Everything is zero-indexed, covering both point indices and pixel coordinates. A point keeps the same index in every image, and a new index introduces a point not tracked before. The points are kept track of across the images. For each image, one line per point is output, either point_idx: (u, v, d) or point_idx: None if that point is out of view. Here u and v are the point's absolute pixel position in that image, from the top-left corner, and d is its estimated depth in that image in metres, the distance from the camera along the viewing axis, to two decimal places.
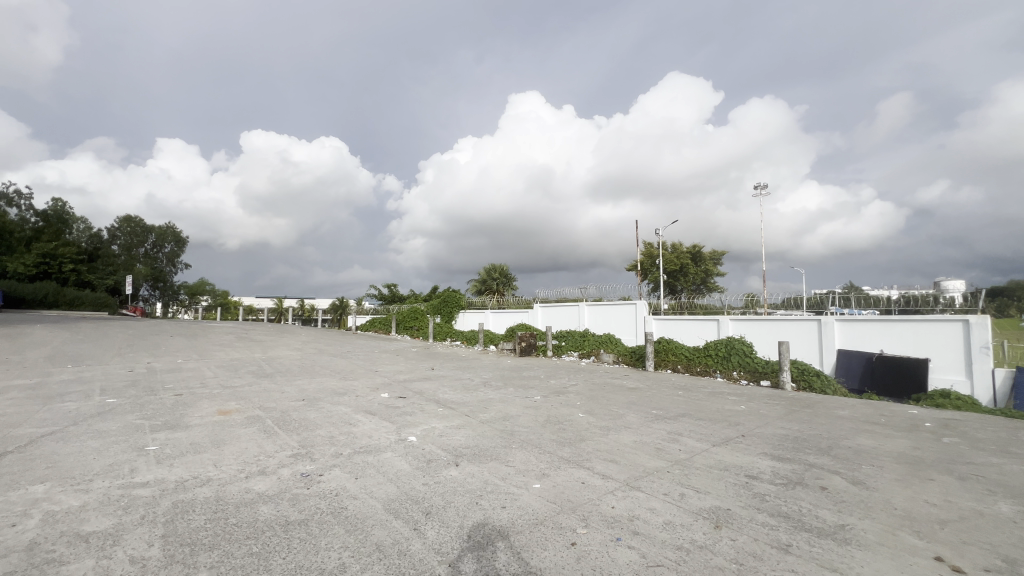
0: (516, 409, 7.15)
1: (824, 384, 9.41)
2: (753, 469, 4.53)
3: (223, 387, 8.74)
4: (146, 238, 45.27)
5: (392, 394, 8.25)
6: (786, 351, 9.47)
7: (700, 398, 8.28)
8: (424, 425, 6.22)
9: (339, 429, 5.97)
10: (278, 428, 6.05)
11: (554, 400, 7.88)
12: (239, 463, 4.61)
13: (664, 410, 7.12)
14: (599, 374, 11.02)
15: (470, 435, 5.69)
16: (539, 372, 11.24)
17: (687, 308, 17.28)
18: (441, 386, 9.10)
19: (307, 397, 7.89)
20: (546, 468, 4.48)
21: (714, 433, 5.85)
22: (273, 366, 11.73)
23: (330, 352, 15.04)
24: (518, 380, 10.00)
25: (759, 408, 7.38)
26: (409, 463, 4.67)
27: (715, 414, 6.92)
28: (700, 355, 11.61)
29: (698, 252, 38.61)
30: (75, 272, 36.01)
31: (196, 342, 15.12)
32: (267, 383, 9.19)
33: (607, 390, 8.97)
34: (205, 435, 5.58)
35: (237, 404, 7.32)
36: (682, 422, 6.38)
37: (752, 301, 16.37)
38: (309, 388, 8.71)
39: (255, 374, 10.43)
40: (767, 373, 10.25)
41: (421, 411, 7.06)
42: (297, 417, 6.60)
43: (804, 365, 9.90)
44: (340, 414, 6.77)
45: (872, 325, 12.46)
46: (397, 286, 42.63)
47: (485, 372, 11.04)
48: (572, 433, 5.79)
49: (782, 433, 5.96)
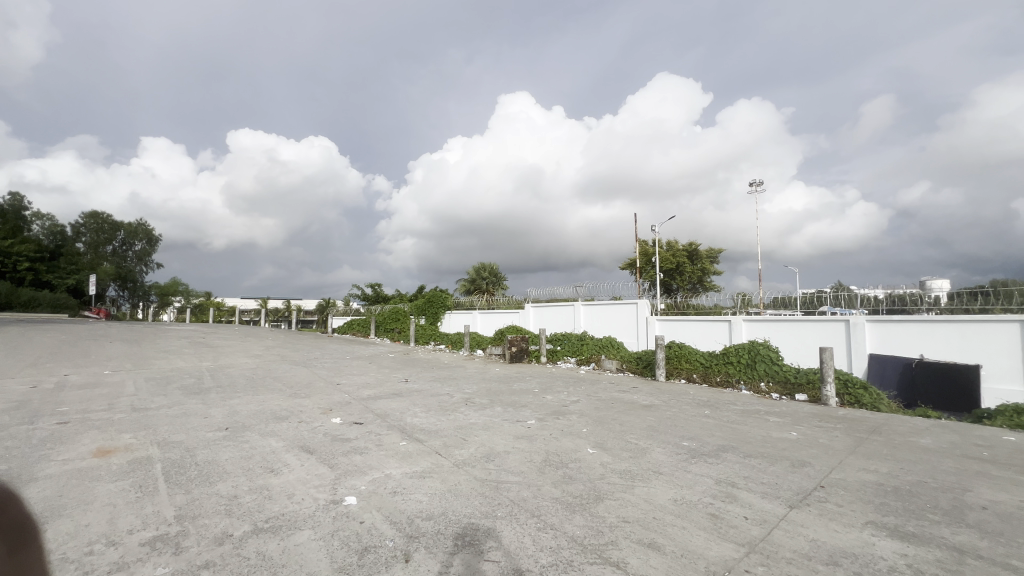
0: (504, 442, 5.41)
1: (875, 399, 7.79)
2: (879, 564, 2.84)
3: (132, 410, 6.87)
4: (114, 235, 42.65)
5: (345, 419, 6.47)
6: (828, 360, 7.92)
7: (735, 421, 6.62)
8: (375, 471, 4.46)
9: (250, 482, 4.18)
10: (164, 480, 4.24)
11: (554, 426, 6.15)
12: (48, 565, 2.81)
13: (698, 442, 5.44)
14: (603, 386, 9.33)
15: (437, 492, 3.94)
16: (533, 383, 9.52)
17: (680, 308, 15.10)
18: (412, 406, 7.32)
19: (233, 426, 6.07)
20: (552, 568, 2.76)
21: (783, 484, 4.16)
22: (217, 379, 9.86)
23: (293, 360, 13.13)
24: (508, 396, 8.27)
25: (817, 437, 5.74)
26: (330, 557, 2.92)
27: (767, 448, 5.23)
28: (718, 363, 10.04)
29: (695, 250, 37.26)
30: (32, 270, 33.43)
31: (137, 349, 13.13)
32: (193, 403, 7.34)
33: (618, 409, 7.28)
34: (41, 499, 3.75)
35: (131, 437, 5.48)
36: (729, 463, 4.70)
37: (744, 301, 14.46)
38: (242, 411, 6.88)
39: (188, 390, 8.57)
40: (802, 387, 8.63)
41: (378, 445, 5.30)
42: (202, 459, 4.79)
43: (848, 376, 8.30)
44: (263, 453, 4.96)
45: (909, 326, 10.91)
46: (381, 286, 40.73)
47: (469, 384, 9.29)
48: (582, 486, 4.07)
49: (872, 480, 4.30)
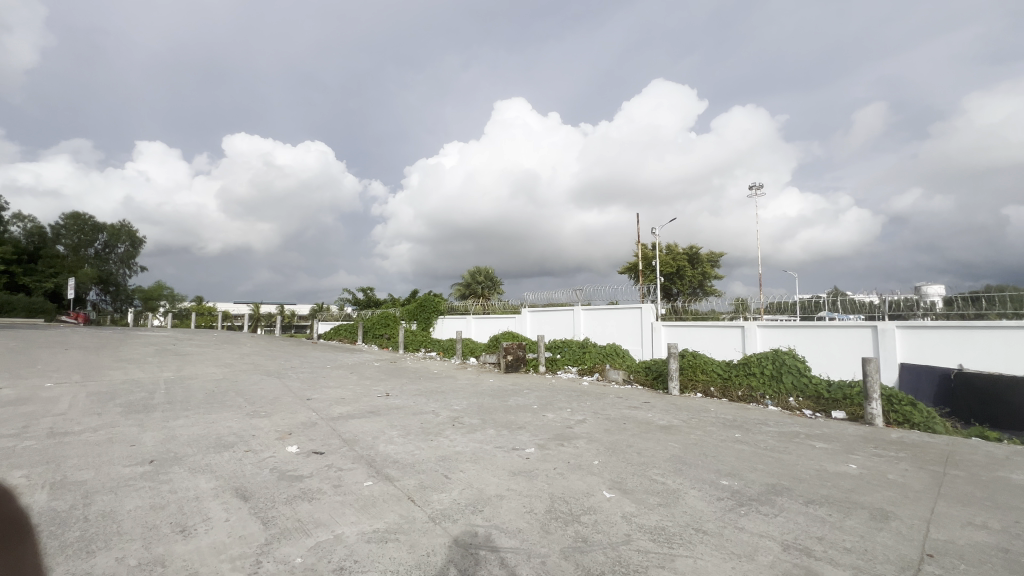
0: (497, 482, 4.28)
1: (928, 418, 6.69)
2: None
3: (47, 436, 5.67)
4: (97, 237, 41.29)
5: (304, 447, 5.32)
6: (873, 372, 6.86)
7: (775, 448, 5.53)
8: (322, 530, 3.32)
9: (146, 552, 3.04)
10: (27, 548, 3.07)
11: (558, 457, 5.03)
12: None
13: (741, 480, 4.33)
14: (611, 401, 8.22)
15: (401, 570, 2.80)
16: (530, 398, 8.40)
17: (682, 312, 13.95)
18: (389, 429, 6.18)
19: (160, 457, 4.90)
20: None
21: (873, 550, 3.06)
22: (172, 393, 8.66)
23: (266, 370, 11.93)
24: (503, 414, 7.14)
25: (884, 472, 4.64)
26: None
27: (829, 490, 4.13)
28: (739, 375, 8.99)
29: (696, 253, 36.33)
30: (7, 273, 31.99)
31: (93, 357, 11.88)
32: (127, 425, 6.17)
33: (632, 432, 6.17)
34: None
35: (21, 477, 4.29)
36: (789, 515, 3.60)
37: (743, 308, 13.09)
38: (182, 436, 5.69)
39: (130, 408, 7.36)
40: (839, 404, 7.58)
41: (336, 487, 4.15)
42: (97, 510, 3.62)
43: (892, 392, 7.23)
44: (182, 501, 3.80)
45: (946, 332, 9.82)
46: (374, 289, 39.58)
47: (459, 400, 8.14)
48: (603, 557, 2.95)
49: (990, 542, 3.20)
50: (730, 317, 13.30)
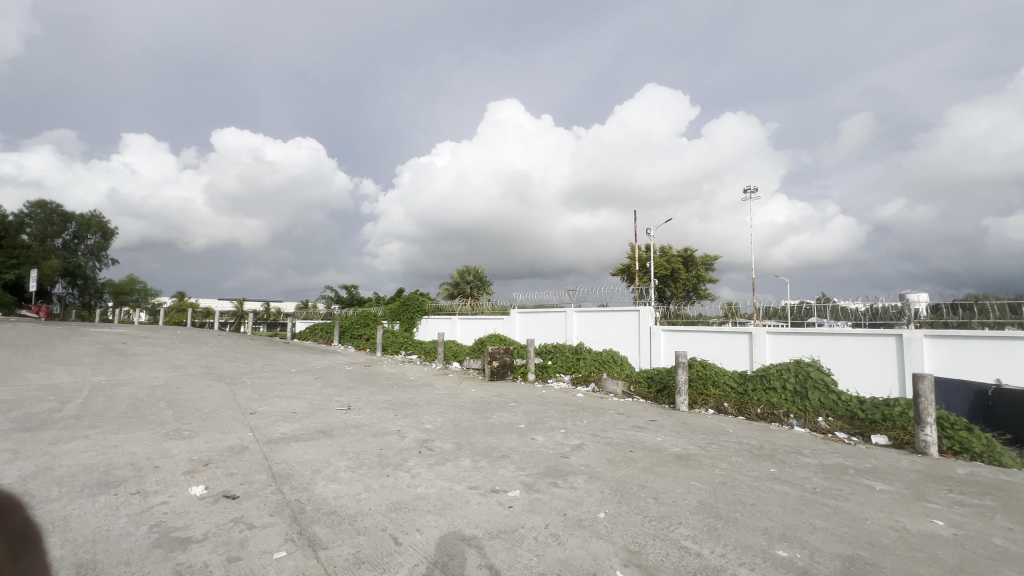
0: (466, 554, 3.01)
1: (991, 447, 5.58)
2: None
3: None
4: (65, 228, 39.21)
5: (214, 487, 4.00)
6: (927, 392, 5.76)
7: (826, 491, 4.34)
8: None
9: None
10: None
11: (550, 507, 3.79)
12: None
13: (806, 551, 3.12)
14: (612, 420, 7.00)
15: None
16: (517, 415, 7.16)
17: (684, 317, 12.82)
18: (337, 458, 4.88)
19: (6, 504, 3.56)
20: None
21: None
22: (90, 403, 7.24)
23: (219, 373, 10.53)
24: (482, 437, 5.88)
25: (985, 534, 3.48)
26: None
27: (932, 569, 2.94)
28: (756, 389, 7.87)
29: (690, 256, 35.44)
30: None
31: (17, 357, 10.36)
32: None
33: (642, 464, 4.95)
34: None
35: None
36: None
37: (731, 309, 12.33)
38: (58, 468, 4.33)
39: (22, 423, 5.95)
40: (877, 426, 6.48)
41: (231, 561, 2.86)
42: None
43: (945, 415, 6.12)
44: None
45: (982, 344, 8.50)
46: (358, 287, 38.09)
47: (431, 416, 6.86)
48: None
49: None
50: (721, 321, 12.53)
